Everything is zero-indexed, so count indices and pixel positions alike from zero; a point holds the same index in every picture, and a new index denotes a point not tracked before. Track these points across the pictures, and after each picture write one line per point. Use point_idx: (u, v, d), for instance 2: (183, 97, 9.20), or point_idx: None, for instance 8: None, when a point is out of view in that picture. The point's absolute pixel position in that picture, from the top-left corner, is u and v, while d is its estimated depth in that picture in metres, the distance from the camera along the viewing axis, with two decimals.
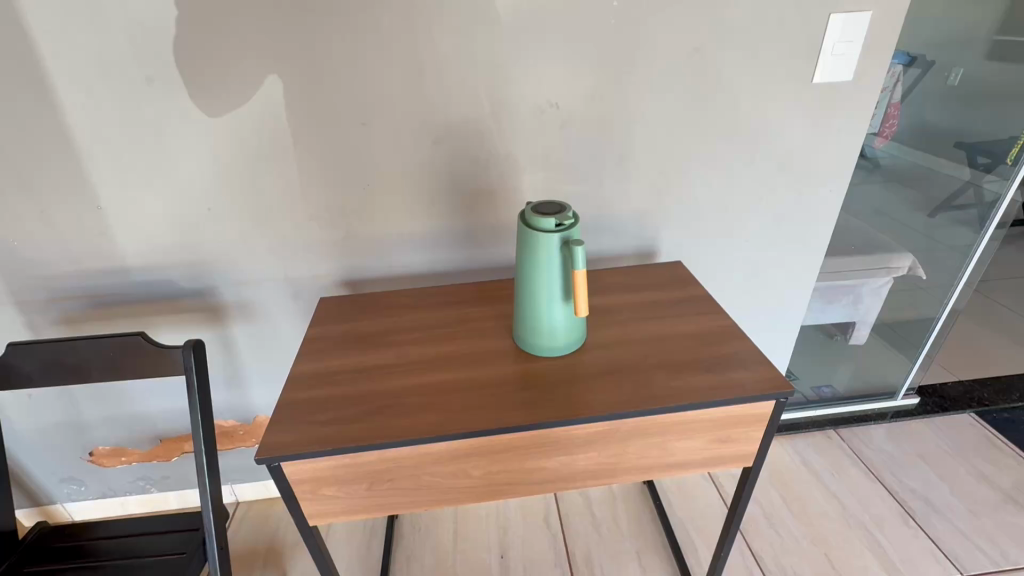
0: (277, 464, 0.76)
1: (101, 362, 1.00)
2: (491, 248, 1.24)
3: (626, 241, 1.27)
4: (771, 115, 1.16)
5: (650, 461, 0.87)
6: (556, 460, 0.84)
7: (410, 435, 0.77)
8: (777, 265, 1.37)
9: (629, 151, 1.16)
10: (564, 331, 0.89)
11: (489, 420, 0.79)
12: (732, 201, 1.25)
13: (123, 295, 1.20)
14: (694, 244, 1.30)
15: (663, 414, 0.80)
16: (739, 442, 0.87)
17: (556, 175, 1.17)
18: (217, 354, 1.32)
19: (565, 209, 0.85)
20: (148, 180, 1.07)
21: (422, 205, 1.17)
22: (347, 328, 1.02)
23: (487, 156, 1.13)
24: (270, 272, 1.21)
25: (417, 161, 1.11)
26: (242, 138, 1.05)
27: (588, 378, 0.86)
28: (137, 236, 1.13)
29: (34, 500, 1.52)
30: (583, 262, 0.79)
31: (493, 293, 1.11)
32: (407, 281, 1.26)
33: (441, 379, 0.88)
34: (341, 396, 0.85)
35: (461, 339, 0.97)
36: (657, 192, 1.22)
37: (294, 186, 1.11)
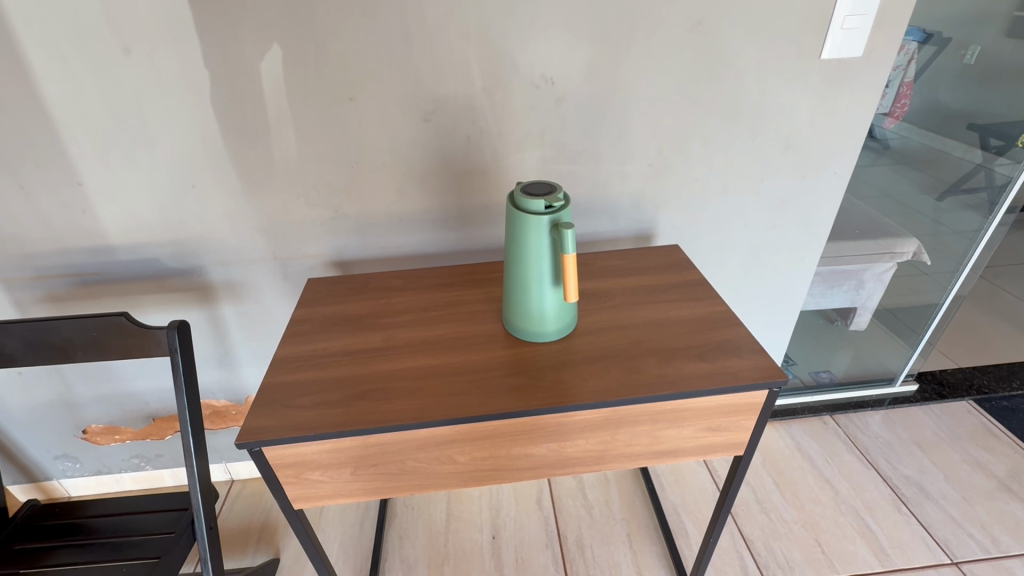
0: (258, 449, 0.75)
1: (85, 342, 0.99)
2: (484, 229, 1.21)
3: (622, 224, 1.24)
4: (775, 93, 1.11)
5: (640, 448, 0.85)
6: (543, 447, 0.82)
7: (394, 421, 0.75)
8: (777, 249, 1.33)
9: (627, 129, 1.12)
10: (554, 315, 0.87)
11: (475, 406, 0.77)
12: (732, 182, 1.21)
13: (109, 273, 1.18)
14: (692, 227, 1.26)
15: (652, 403, 0.79)
16: (732, 431, 0.86)
17: (550, 155, 1.13)
18: (206, 334, 1.31)
19: (555, 190, 0.81)
20: (131, 156, 1.04)
21: (414, 184, 1.13)
22: (334, 310, 1.00)
23: (479, 134, 1.09)
24: (258, 252, 1.19)
25: (407, 138, 1.08)
26: (224, 113, 1.01)
27: (578, 364, 0.84)
28: (121, 214, 1.11)
29: (30, 476, 1.54)
30: (574, 246, 0.76)
31: (484, 275, 1.09)
32: (397, 262, 1.24)
33: (428, 363, 0.86)
34: (326, 379, 0.84)
35: (449, 323, 0.95)
36: (655, 172, 1.18)
37: (281, 164, 1.08)
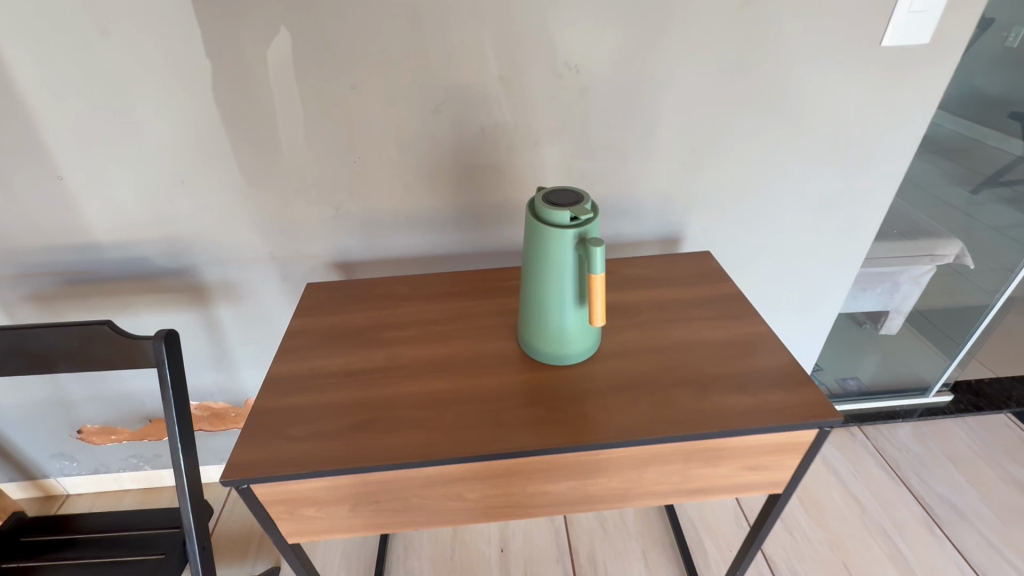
0: (246, 486, 0.67)
1: (67, 351, 0.91)
2: (497, 230, 1.11)
3: (648, 226, 1.14)
4: (826, 85, 0.99)
5: (669, 486, 0.77)
6: (562, 485, 0.74)
7: (396, 458, 0.68)
8: (815, 256, 1.22)
9: (659, 124, 1.01)
10: (577, 336, 0.78)
11: (487, 442, 0.69)
12: (770, 183, 1.10)
13: (95, 272, 1.10)
14: (724, 231, 1.16)
15: (685, 442, 0.70)
16: (771, 470, 0.77)
17: (572, 151, 1.02)
18: (200, 336, 1.23)
19: (582, 199, 0.71)
20: (114, 148, 0.95)
21: (421, 182, 1.03)
22: (333, 321, 0.91)
23: (494, 128, 0.98)
24: (254, 252, 1.10)
25: (415, 131, 0.97)
26: (213, 101, 0.92)
27: (603, 394, 0.76)
28: (106, 210, 1.02)
29: (27, 473, 1.50)
30: (603, 265, 0.66)
31: (498, 283, 1.00)
32: (403, 265, 1.14)
33: (435, 389, 0.77)
34: (322, 405, 0.75)
35: (459, 340, 0.86)
36: (688, 171, 1.07)
37: (277, 158, 0.98)
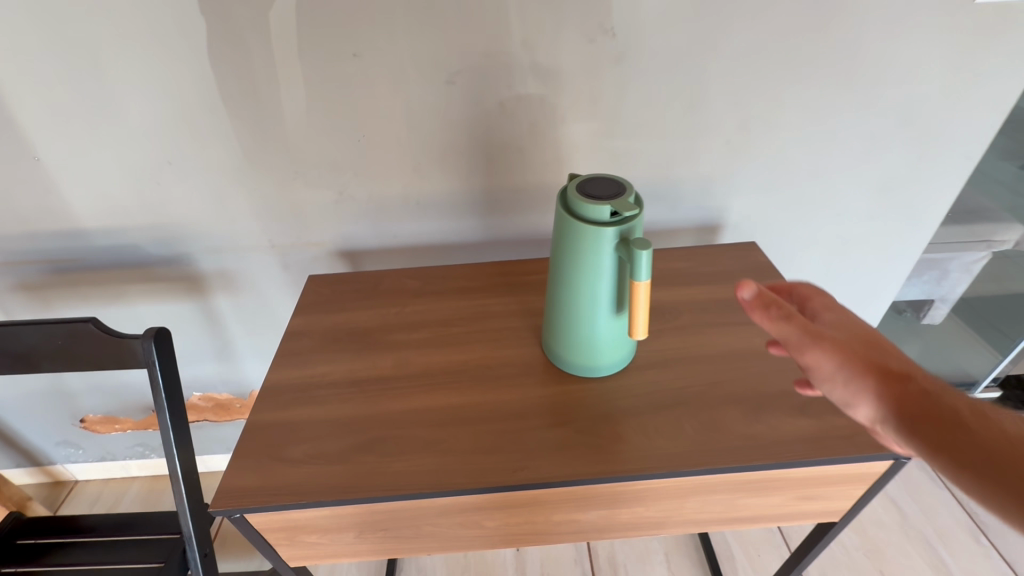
0: (240, 515, 0.60)
1: (50, 351, 0.84)
2: (518, 217, 1.00)
3: (686, 213, 1.02)
4: (902, 51, 0.85)
5: (712, 515, 0.68)
6: (592, 514, 0.66)
7: (405, 488, 0.60)
8: (870, 245, 1.09)
9: (704, 96, 0.88)
10: (611, 347, 0.68)
11: (508, 470, 0.61)
12: (826, 165, 0.97)
13: (83, 261, 1.01)
14: (770, 218, 1.03)
15: (735, 473, 0.61)
16: (830, 499, 0.68)
17: (604, 128, 0.90)
18: (199, 328, 1.15)
19: (624, 191, 0.61)
20: (92, 126, 0.85)
21: (434, 162, 0.92)
22: (336, 321, 0.82)
23: (516, 101, 0.86)
24: (251, 240, 1.00)
25: (426, 105, 0.86)
26: (199, 70, 0.80)
27: (640, 413, 0.66)
28: (88, 195, 0.93)
29: (34, 460, 1.47)
30: (648, 272, 0.56)
31: (519, 277, 0.90)
32: (414, 254, 1.04)
33: (449, 404, 0.69)
34: (324, 421, 0.67)
35: (476, 345, 0.77)
36: (734, 151, 0.94)
37: (272, 135, 0.87)
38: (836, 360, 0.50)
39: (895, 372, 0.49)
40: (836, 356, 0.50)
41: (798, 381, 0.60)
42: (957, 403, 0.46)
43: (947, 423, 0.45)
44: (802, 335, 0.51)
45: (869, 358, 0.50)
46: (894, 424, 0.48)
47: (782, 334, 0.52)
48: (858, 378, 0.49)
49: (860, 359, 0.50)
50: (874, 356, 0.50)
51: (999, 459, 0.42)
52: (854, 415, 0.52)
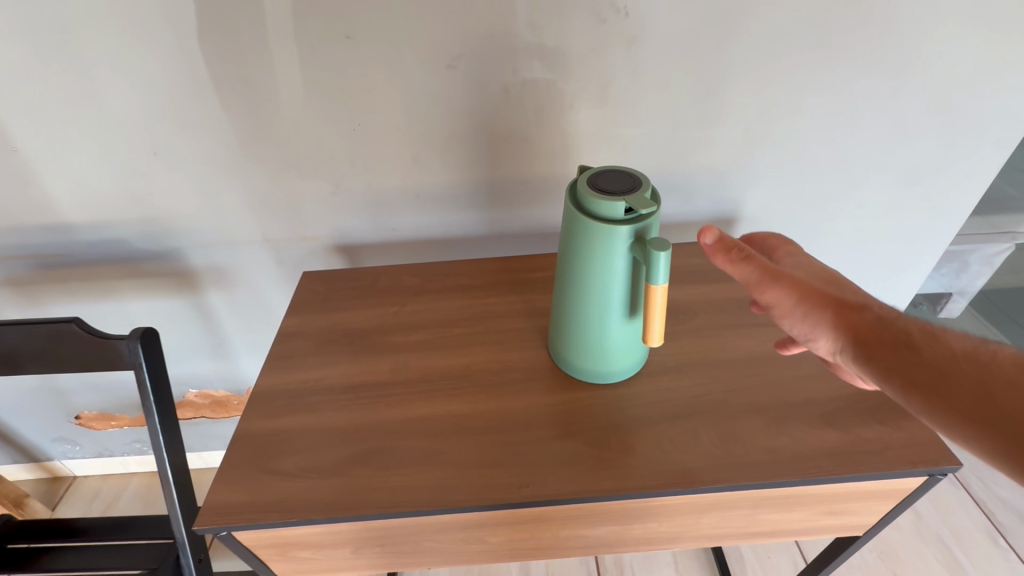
0: (227, 533, 0.56)
1: (34, 352, 0.80)
2: (523, 210, 0.94)
3: (700, 206, 0.96)
4: (938, 31, 0.79)
5: (729, 530, 0.64)
6: (602, 529, 0.62)
7: (403, 505, 0.56)
8: (897, 240, 1.03)
9: (721, 81, 0.82)
10: (623, 352, 0.64)
11: (512, 486, 0.57)
12: (853, 155, 0.91)
13: (68, 257, 0.96)
14: (791, 210, 0.98)
15: (756, 490, 0.57)
16: (855, 514, 0.64)
17: (615, 115, 0.84)
18: (191, 326, 1.10)
19: (640, 186, 0.56)
20: (71, 114, 0.80)
21: (434, 153, 0.87)
22: (331, 321, 0.78)
23: (521, 86, 0.80)
24: (242, 235, 0.95)
25: (425, 92, 0.80)
26: (184, 54, 0.75)
27: (653, 423, 0.62)
28: (69, 188, 0.87)
29: (31, 456, 1.44)
30: (666, 275, 0.52)
31: (524, 274, 0.85)
32: (413, 249, 0.99)
33: (450, 413, 0.65)
34: (316, 431, 0.63)
35: (478, 348, 0.73)
36: (753, 139, 0.88)
37: (263, 124, 0.82)
38: (797, 297, 0.56)
39: (851, 305, 0.55)
40: (797, 293, 0.56)
41: (780, 342, 0.66)
42: (906, 329, 0.53)
43: (895, 342, 0.52)
44: (764, 275, 0.56)
45: (826, 294, 0.56)
46: (852, 348, 0.55)
47: (744, 276, 0.58)
48: (819, 312, 0.56)
49: (818, 294, 0.56)
50: (830, 292, 0.57)
51: (943, 374, 0.49)
52: (816, 347, 0.59)
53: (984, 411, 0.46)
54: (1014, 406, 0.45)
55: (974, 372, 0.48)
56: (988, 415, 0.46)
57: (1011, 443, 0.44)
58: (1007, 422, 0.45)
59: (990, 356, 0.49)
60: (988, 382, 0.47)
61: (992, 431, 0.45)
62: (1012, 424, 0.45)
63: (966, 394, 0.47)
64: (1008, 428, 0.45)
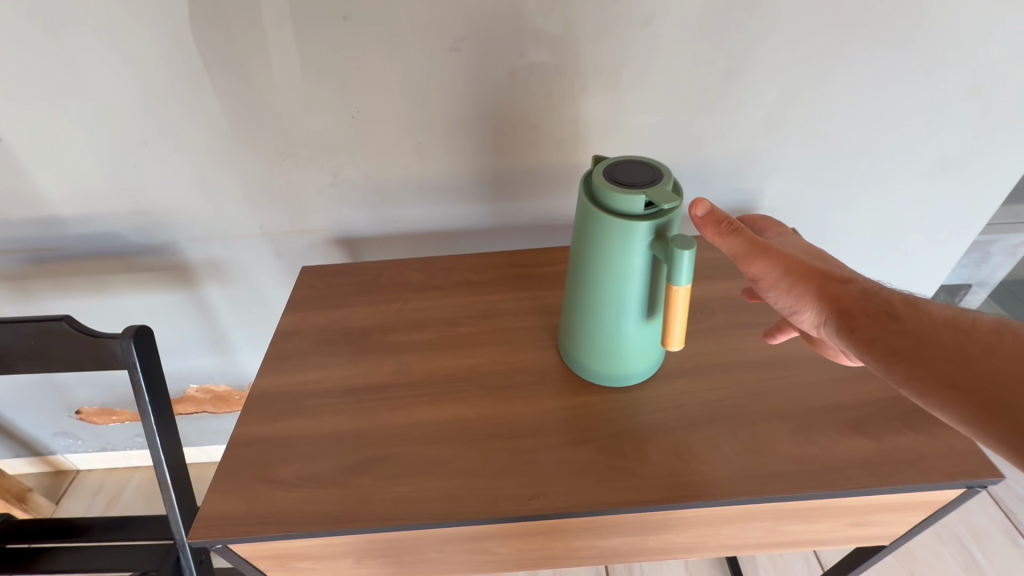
0: (224, 546, 0.54)
1: (24, 351, 0.76)
2: (531, 201, 0.90)
3: (718, 196, 0.91)
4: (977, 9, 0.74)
5: (751, 540, 0.61)
6: (616, 540, 0.59)
7: (407, 517, 0.53)
8: (924, 231, 0.98)
9: (744, 64, 0.77)
10: (639, 355, 0.61)
11: (521, 498, 0.54)
12: (880, 141, 0.86)
13: (59, 250, 0.92)
14: (813, 199, 0.93)
15: (782, 502, 0.54)
16: (884, 525, 0.60)
17: (629, 100, 0.79)
18: (189, 321, 1.06)
19: (662, 179, 0.53)
20: (54, 101, 0.75)
21: (438, 142, 0.82)
22: (332, 319, 0.75)
23: (530, 70, 0.76)
24: (239, 228, 0.91)
25: (428, 76, 0.76)
26: (172, 36, 0.71)
27: (671, 430, 0.59)
28: (58, 179, 0.83)
29: (34, 450, 1.41)
30: (689, 275, 0.48)
31: (532, 269, 0.81)
32: (416, 242, 0.95)
33: (456, 418, 0.61)
34: (316, 437, 0.60)
35: (486, 348, 0.69)
36: (775, 125, 0.83)
37: (258, 112, 0.78)
38: (782, 269, 0.54)
39: (835, 276, 0.53)
40: (783, 265, 0.54)
41: (769, 331, 0.64)
42: (889, 299, 0.51)
43: (879, 314, 0.50)
44: (748, 247, 0.54)
45: (811, 265, 0.54)
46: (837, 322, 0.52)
47: (731, 249, 0.55)
48: (803, 284, 0.53)
49: (802, 265, 0.54)
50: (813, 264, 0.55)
51: (926, 343, 0.48)
52: (797, 320, 0.57)
53: (967, 380, 0.45)
54: (993, 372, 0.44)
55: (956, 340, 0.47)
56: (970, 382, 0.45)
57: (991, 409, 0.43)
58: (987, 388, 0.44)
59: (970, 323, 0.48)
60: (969, 349, 0.46)
61: (973, 398, 0.44)
62: (993, 390, 0.44)
63: (948, 362, 0.46)
64: (989, 394, 0.44)
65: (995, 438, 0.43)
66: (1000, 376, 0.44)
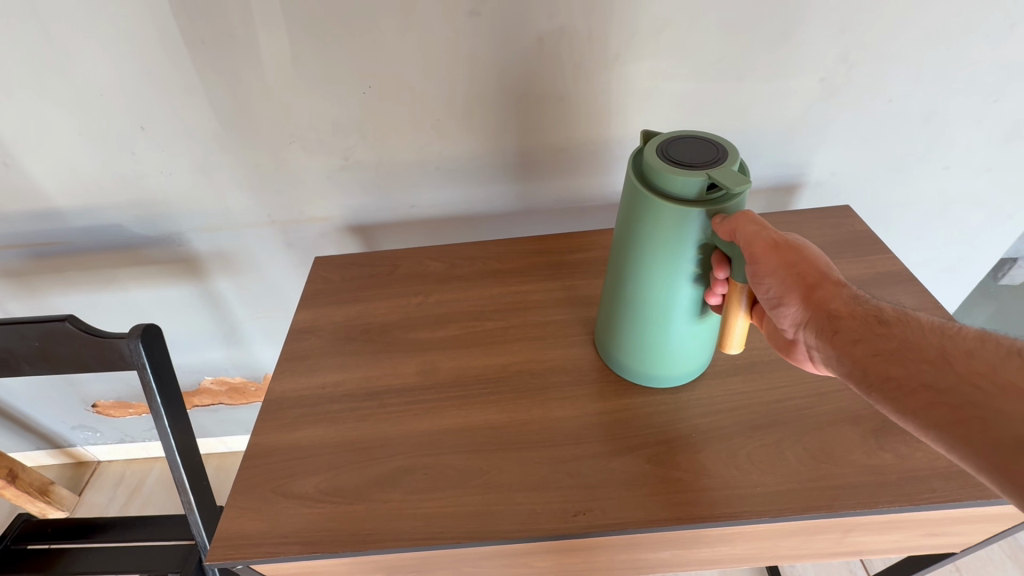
0: (245, 566, 0.50)
1: (29, 353, 0.71)
2: (559, 181, 0.83)
3: (762, 170, 0.83)
4: None
5: (813, 550, 0.56)
6: (667, 554, 0.54)
7: (442, 535, 0.49)
8: (986, 206, 0.90)
9: (799, 21, 0.68)
10: (693, 356, 0.56)
11: (565, 514, 0.49)
12: (946, 105, 0.77)
13: (60, 243, 0.87)
14: (866, 171, 0.85)
15: (856, 516, 0.48)
16: (960, 534, 0.55)
17: (668, 65, 0.71)
18: (200, 313, 1.01)
19: (725, 157, 0.48)
20: (39, 83, 0.69)
21: (457, 118, 0.75)
22: (350, 315, 0.69)
23: (558, 35, 0.68)
24: (247, 215, 0.85)
25: (445, 44, 0.68)
26: (161, 8, 0.64)
27: (725, 437, 0.54)
28: (55, 167, 0.78)
29: (53, 442, 1.40)
30: (749, 275, 0.46)
31: (562, 256, 0.75)
32: (434, 227, 0.89)
33: (489, 424, 0.56)
34: (339, 446, 0.56)
35: (516, 346, 0.64)
36: (829, 91, 0.75)
37: (258, 91, 0.71)
38: (780, 257, 0.44)
39: (829, 275, 0.45)
40: (781, 253, 0.45)
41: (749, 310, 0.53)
42: (879, 304, 0.44)
43: (870, 319, 0.43)
44: (760, 237, 0.44)
45: (807, 259, 0.45)
46: (822, 324, 0.44)
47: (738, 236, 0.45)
48: (795, 279, 0.45)
49: (800, 259, 0.45)
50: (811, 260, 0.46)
51: (909, 347, 0.41)
52: (772, 318, 0.48)
53: (947, 387, 0.38)
54: (972, 374, 0.38)
55: (939, 345, 0.40)
56: (944, 386, 0.38)
57: (961, 412, 0.37)
58: (962, 392, 0.38)
59: (955, 330, 0.41)
60: (951, 354, 0.39)
61: (944, 402, 0.38)
62: (967, 394, 0.37)
63: (928, 365, 0.40)
64: (961, 397, 0.37)
65: (963, 446, 0.36)
66: (976, 378, 0.38)
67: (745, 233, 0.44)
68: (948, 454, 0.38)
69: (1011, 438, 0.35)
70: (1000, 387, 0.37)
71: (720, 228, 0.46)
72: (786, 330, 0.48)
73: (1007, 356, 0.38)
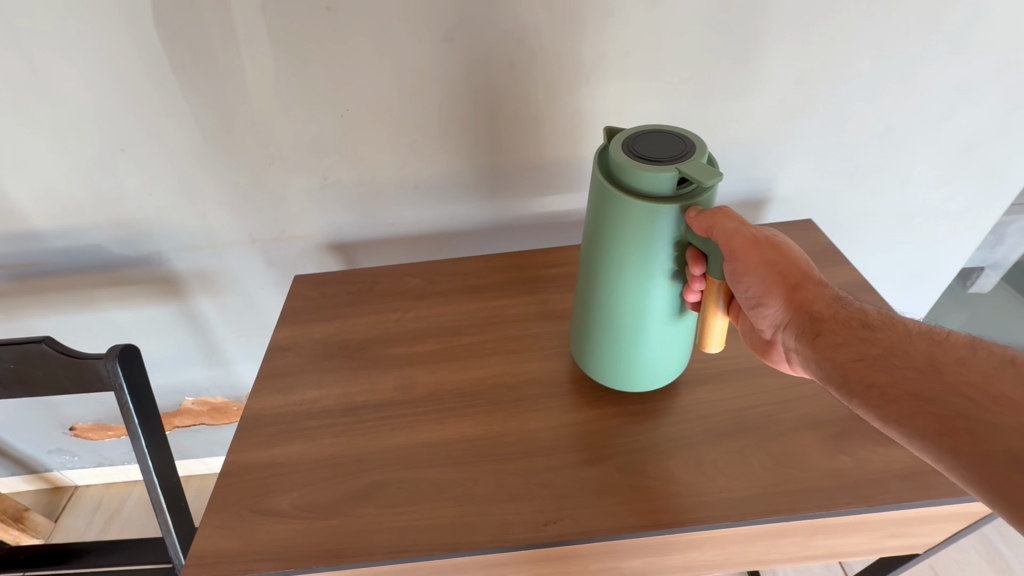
0: None
1: (5, 375, 0.71)
2: (535, 198, 0.86)
3: (731, 186, 0.87)
4: None
5: (781, 555, 0.57)
6: (639, 563, 0.55)
7: (416, 548, 0.49)
8: (944, 218, 0.94)
9: (757, 46, 0.72)
10: (671, 357, 0.58)
11: (535, 524, 0.50)
12: (901, 123, 0.82)
13: (39, 264, 0.87)
14: (830, 186, 0.88)
15: (816, 519, 0.50)
16: (921, 535, 0.57)
17: (636, 88, 0.75)
18: (180, 332, 1.01)
19: (692, 151, 0.50)
20: (21, 107, 0.70)
21: (433, 139, 0.78)
22: (330, 332, 0.70)
23: (530, 59, 0.71)
24: (227, 235, 0.86)
25: (420, 70, 0.71)
26: (145, 35, 0.66)
27: (693, 445, 0.55)
28: (34, 189, 0.78)
29: (28, 467, 1.37)
30: (727, 273, 0.49)
31: (539, 271, 0.77)
32: (413, 245, 0.90)
33: (465, 437, 0.58)
34: (316, 462, 0.56)
35: (493, 360, 0.65)
36: (789, 111, 0.79)
37: (238, 114, 0.73)
38: (761, 257, 0.48)
39: (811, 278, 0.49)
40: (763, 255, 0.48)
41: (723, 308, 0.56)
42: (863, 308, 0.47)
43: (852, 322, 0.46)
44: (739, 232, 0.46)
45: (789, 262, 0.48)
46: (801, 324, 0.47)
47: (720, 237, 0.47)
48: (774, 279, 0.48)
49: (782, 262, 0.48)
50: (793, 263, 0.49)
51: (895, 352, 0.43)
52: (752, 318, 0.51)
53: (932, 395, 0.41)
54: (961, 385, 0.40)
55: (927, 351, 0.42)
56: (932, 394, 0.41)
57: (951, 424, 0.39)
58: (951, 402, 0.40)
59: (945, 336, 0.43)
60: (940, 362, 0.42)
61: (931, 412, 0.40)
62: (957, 405, 0.40)
63: (915, 372, 0.42)
64: (950, 408, 0.40)
65: (951, 454, 0.39)
66: (966, 389, 0.40)
67: (723, 229, 0.47)
68: (934, 461, 0.41)
69: (1002, 450, 0.37)
70: (991, 399, 0.39)
71: (695, 224, 0.48)
72: (765, 330, 0.51)
73: (1000, 365, 0.40)
